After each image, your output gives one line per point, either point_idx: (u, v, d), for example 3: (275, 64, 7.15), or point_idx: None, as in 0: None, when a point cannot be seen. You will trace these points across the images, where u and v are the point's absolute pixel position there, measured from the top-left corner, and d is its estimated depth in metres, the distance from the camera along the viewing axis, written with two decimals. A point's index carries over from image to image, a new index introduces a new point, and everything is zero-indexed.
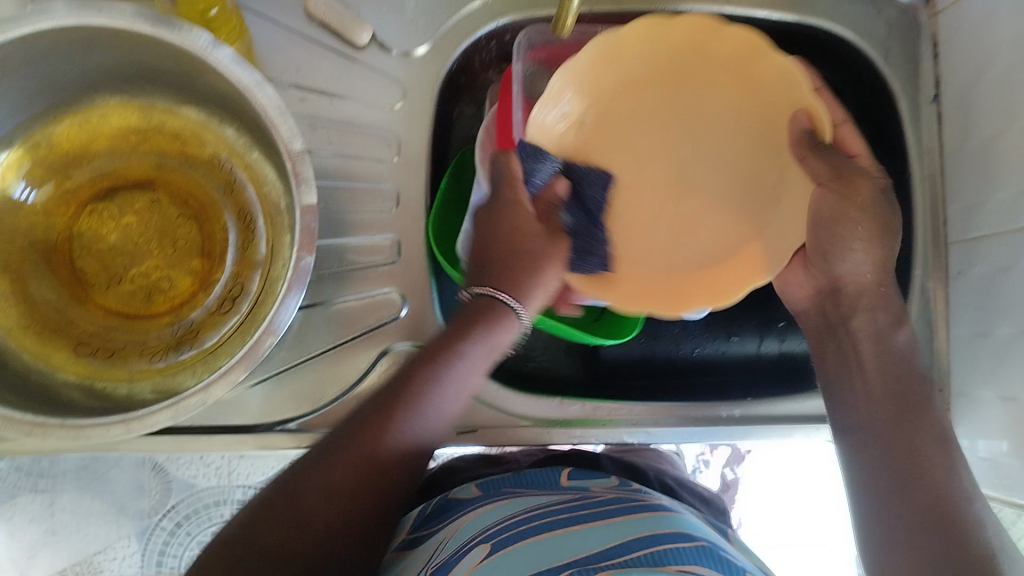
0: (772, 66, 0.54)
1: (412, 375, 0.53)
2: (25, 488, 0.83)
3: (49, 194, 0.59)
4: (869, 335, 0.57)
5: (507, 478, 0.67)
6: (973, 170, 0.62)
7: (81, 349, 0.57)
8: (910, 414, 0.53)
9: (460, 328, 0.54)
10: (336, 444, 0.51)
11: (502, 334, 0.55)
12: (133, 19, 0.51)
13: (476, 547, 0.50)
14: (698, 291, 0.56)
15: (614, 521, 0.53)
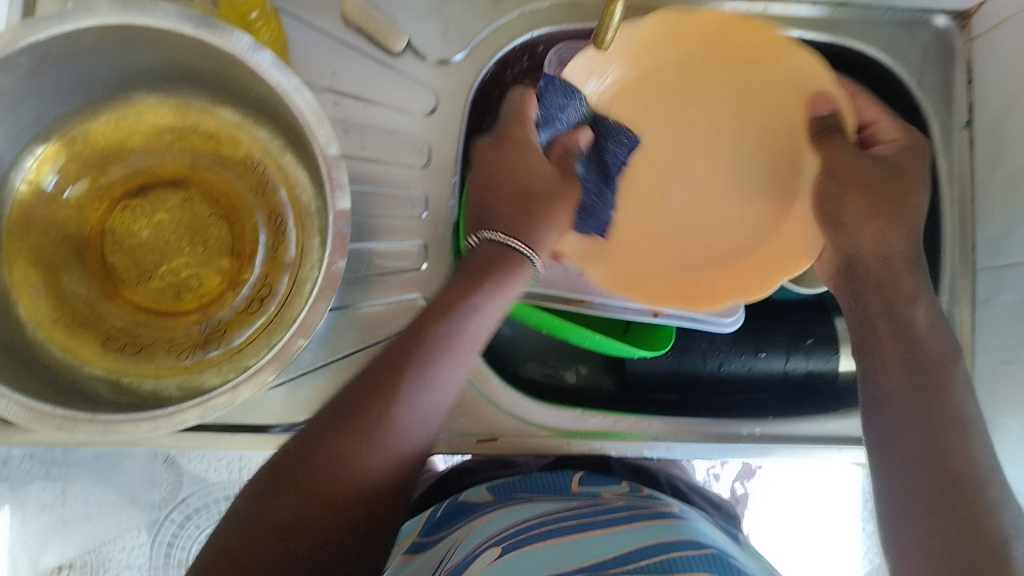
0: (795, 61, 0.61)
1: (421, 330, 0.52)
2: (37, 476, 0.86)
3: (84, 189, 0.60)
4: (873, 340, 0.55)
5: (519, 481, 0.66)
6: (1003, 198, 0.64)
7: (110, 343, 0.58)
8: (926, 394, 0.50)
9: (465, 272, 0.55)
10: (352, 387, 0.50)
11: (511, 277, 0.55)
12: (175, 18, 0.51)
13: (487, 549, 0.52)
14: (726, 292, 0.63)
15: (624, 529, 0.53)
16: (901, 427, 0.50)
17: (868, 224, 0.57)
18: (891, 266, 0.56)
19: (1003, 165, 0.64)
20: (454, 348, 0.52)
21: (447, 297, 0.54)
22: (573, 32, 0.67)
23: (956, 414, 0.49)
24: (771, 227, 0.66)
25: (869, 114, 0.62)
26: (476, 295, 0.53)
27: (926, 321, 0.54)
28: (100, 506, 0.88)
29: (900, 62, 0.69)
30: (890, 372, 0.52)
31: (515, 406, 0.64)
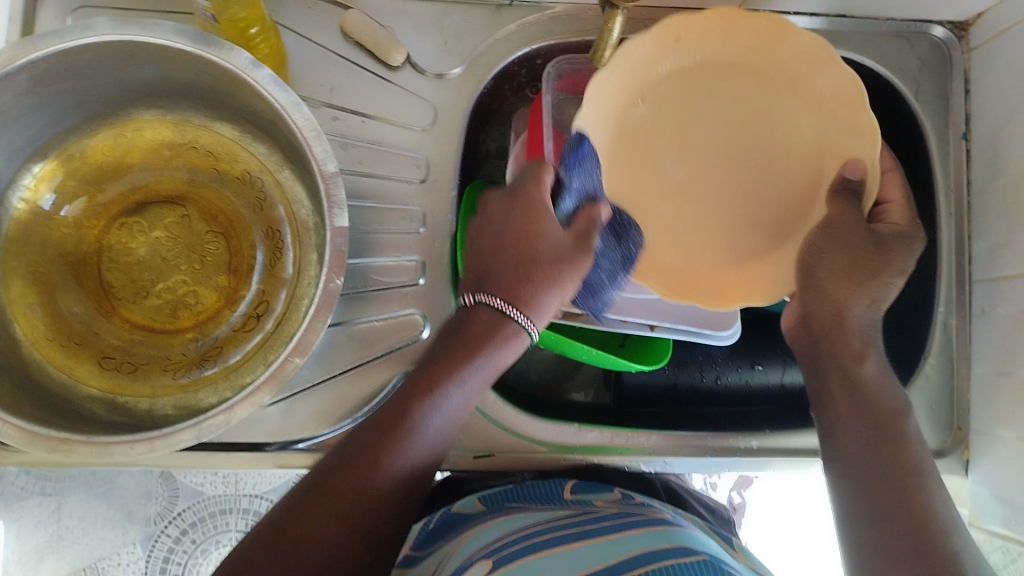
0: (835, 78, 0.53)
1: (409, 400, 0.51)
2: (32, 491, 0.86)
3: (81, 208, 0.59)
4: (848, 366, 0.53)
5: (510, 490, 0.64)
6: (1001, 210, 0.64)
7: (106, 362, 0.57)
8: (883, 440, 0.50)
9: (456, 338, 0.53)
10: (337, 457, 0.49)
11: (502, 344, 0.54)
12: (175, 36, 0.51)
13: (480, 560, 0.51)
14: (710, 292, 0.56)
15: (618, 537, 0.53)
16: (860, 475, 0.49)
17: (835, 284, 0.53)
18: (841, 325, 0.54)
19: (1002, 177, 0.64)
20: (438, 416, 0.51)
21: (431, 367, 0.53)
22: (571, 46, 0.66)
23: (913, 464, 0.49)
24: (766, 240, 0.58)
25: (888, 192, 0.57)
26: (463, 365, 0.52)
27: (873, 372, 0.54)
28: (97, 521, 0.87)
29: (898, 74, 0.69)
30: (849, 413, 0.52)
31: (512, 420, 0.64)
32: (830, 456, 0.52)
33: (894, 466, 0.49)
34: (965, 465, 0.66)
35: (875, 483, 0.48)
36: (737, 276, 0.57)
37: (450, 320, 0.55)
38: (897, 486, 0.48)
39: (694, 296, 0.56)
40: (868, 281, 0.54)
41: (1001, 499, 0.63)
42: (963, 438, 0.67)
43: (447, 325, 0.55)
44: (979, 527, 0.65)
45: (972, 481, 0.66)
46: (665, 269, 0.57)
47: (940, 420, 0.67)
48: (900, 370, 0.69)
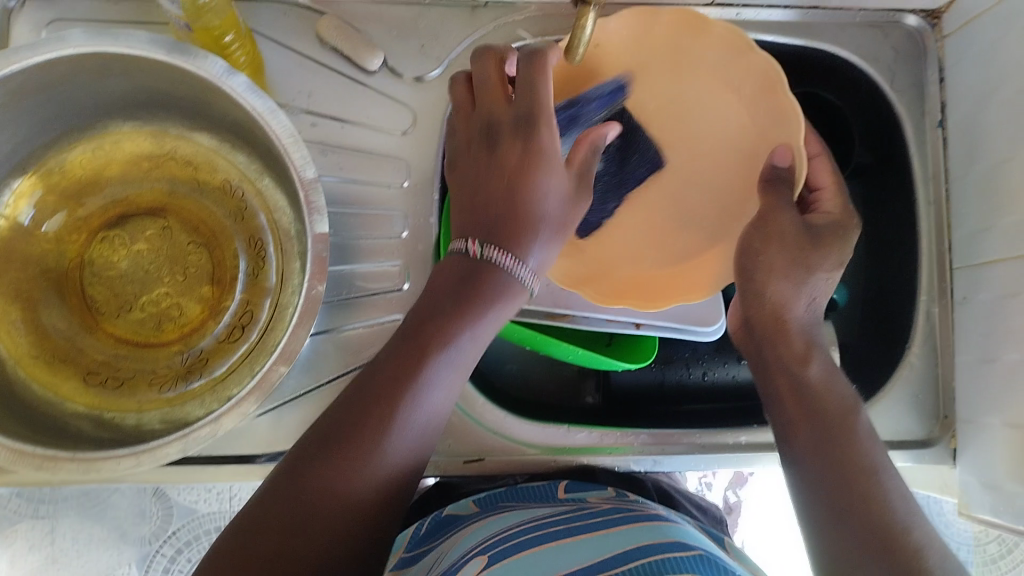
0: (756, 63, 0.55)
1: (405, 360, 0.48)
2: (25, 514, 0.85)
3: (61, 223, 0.59)
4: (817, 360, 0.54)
5: (505, 491, 0.63)
6: (979, 196, 0.64)
7: (91, 378, 0.57)
8: (838, 438, 0.51)
9: (456, 292, 0.49)
10: (336, 419, 0.46)
11: (505, 302, 0.50)
12: (148, 46, 0.51)
13: (475, 556, 0.51)
14: (637, 293, 0.58)
15: (613, 531, 0.53)
16: (819, 477, 0.49)
17: (773, 285, 0.55)
18: (784, 327, 0.56)
19: (979, 163, 0.64)
20: (441, 375, 0.48)
21: (434, 321, 0.49)
22: (548, 46, 0.67)
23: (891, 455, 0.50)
24: (705, 238, 0.59)
25: (818, 179, 0.60)
26: (466, 326, 0.49)
27: (820, 373, 0.55)
28: (91, 542, 0.86)
29: (874, 64, 0.70)
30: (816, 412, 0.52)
31: (501, 424, 0.64)
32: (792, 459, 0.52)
33: (855, 464, 0.49)
34: (953, 453, 0.67)
35: (835, 485, 0.49)
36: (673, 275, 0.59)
37: (447, 267, 0.51)
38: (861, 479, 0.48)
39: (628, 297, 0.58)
40: (807, 278, 0.56)
41: (988, 486, 0.63)
42: (950, 426, 0.67)
43: (445, 273, 0.50)
44: (969, 514, 0.65)
45: (960, 469, 0.66)
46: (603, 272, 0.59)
47: (926, 410, 0.67)
48: (885, 361, 0.70)
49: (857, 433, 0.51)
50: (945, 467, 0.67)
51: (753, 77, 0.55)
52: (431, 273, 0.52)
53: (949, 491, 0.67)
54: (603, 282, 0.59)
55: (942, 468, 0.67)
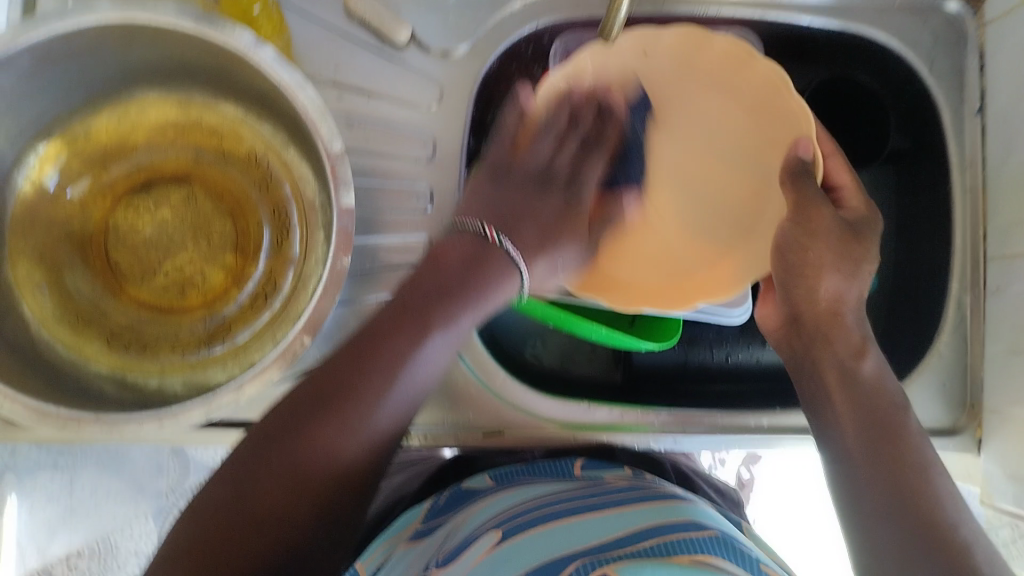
0: (762, 69, 0.57)
1: (397, 324, 0.48)
2: (46, 465, 0.84)
3: (86, 188, 0.60)
4: (846, 364, 0.55)
5: (521, 468, 0.63)
6: (1016, 187, 0.63)
7: (114, 341, 0.57)
8: (884, 437, 0.51)
9: (450, 268, 0.50)
10: (329, 377, 0.46)
11: (502, 285, 0.51)
12: (177, 16, 0.51)
13: (488, 531, 0.51)
14: (665, 295, 0.58)
15: (627, 508, 0.53)
16: (865, 476, 0.50)
17: (825, 280, 0.56)
18: (840, 321, 0.56)
19: (1016, 153, 0.63)
20: (438, 345, 0.48)
21: (435, 293, 0.49)
22: (578, 23, 0.66)
23: (918, 456, 0.50)
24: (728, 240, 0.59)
25: (836, 176, 0.59)
26: (466, 303, 0.49)
27: (873, 368, 0.55)
28: (110, 495, 0.88)
29: (912, 49, 0.68)
30: (850, 409, 0.53)
31: (522, 399, 0.63)
32: (832, 459, 0.53)
33: (896, 465, 0.49)
34: (978, 442, 0.65)
35: (879, 483, 0.49)
36: (706, 276, 0.58)
37: (453, 244, 0.51)
38: (905, 483, 0.49)
39: (659, 301, 0.57)
40: (857, 272, 0.56)
41: (1013, 478, 0.62)
42: (976, 415, 0.66)
43: (451, 251, 0.51)
44: (992, 505, 0.65)
45: (985, 458, 0.65)
46: (630, 286, 0.59)
47: (953, 398, 0.66)
48: (913, 349, 0.68)
49: (905, 428, 0.52)
50: (969, 456, 0.66)
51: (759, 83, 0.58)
52: (431, 246, 0.52)
53: (972, 480, 0.67)
54: (620, 294, 0.58)
55: (965, 457, 0.66)
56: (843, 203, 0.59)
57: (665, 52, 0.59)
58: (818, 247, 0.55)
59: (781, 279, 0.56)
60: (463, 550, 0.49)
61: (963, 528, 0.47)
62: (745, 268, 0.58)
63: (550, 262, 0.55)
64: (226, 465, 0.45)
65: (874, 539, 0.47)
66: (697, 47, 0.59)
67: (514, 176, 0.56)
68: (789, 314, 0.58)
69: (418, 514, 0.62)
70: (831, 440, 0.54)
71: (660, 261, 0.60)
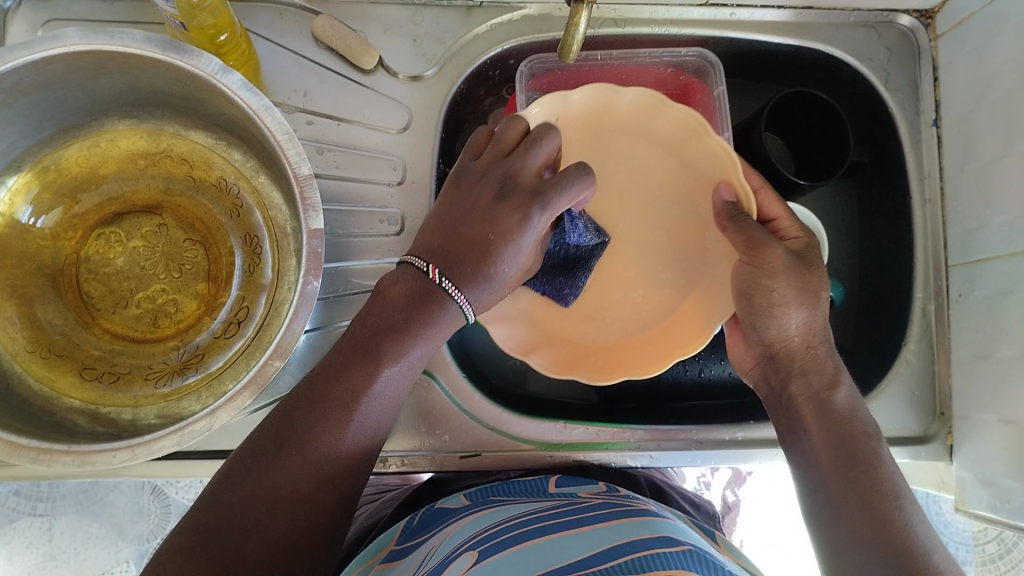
0: (674, 116, 0.60)
1: (352, 368, 0.48)
2: (24, 512, 0.86)
3: (57, 219, 0.60)
4: (819, 396, 0.54)
5: (495, 485, 0.64)
6: (973, 193, 0.65)
7: (87, 373, 0.57)
8: (857, 467, 0.50)
9: (405, 312, 0.49)
10: (289, 420, 0.47)
11: (448, 324, 0.50)
12: (145, 44, 0.51)
13: (465, 552, 0.51)
14: (634, 357, 0.60)
15: (601, 526, 0.53)
16: (845, 504, 0.49)
17: (793, 315, 0.55)
18: (814, 354, 0.55)
19: (972, 161, 0.65)
20: (388, 382, 0.49)
21: (386, 330, 0.49)
22: (544, 45, 0.67)
23: (889, 488, 0.49)
24: (682, 282, 0.62)
25: (769, 210, 0.60)
26: (412, 340, 0.49)
27: (847, 398, 0.54)
28: (89, 541, 0.87)
29: (867, 63, 0.70)
30: (823, 439, 0.52)
31: (497, 420, 0.64)
32: (808, 489, 0.51)
33: (866, 475, 0.49)
34: (949, 449, 0.66)
35: (857, 508, 0.48)
36: (669, 325, 0.61)
37: (399, 280, 0.50)
38: (879, 503, 0.48)
39: (629, 366, 0.59)
40: (818, 302, 0.56)
41: (984, 482, 0.63)
42: (946, 422, 0.67)
43: (397, 289, 0.50)
44: (967, 511, 0.65)
45: (957, 465, 0.66)
46: (599, 353, 0.61)
47: (922, 406, 0.67)
48: (881, 360, 0.70)
49: (878, 457, 0.50)
50: (941, 464, 0.67)
51: (678, 128, 0.60)
52: (379, 280, 0.52)
53: (945, 487, 0.67)
54: (592, 362, 0.60)
55: (938, 465, 0.67)
56: (782, 234, 0.60)
57: (578, 118, 0.62)
58: (783, 284, 0.54)
59: (750, 319, 0.57)
60: (443, 569, 0.49)
61: (938, 558, 0.46)
62: (710, 310, 0.60)
63: (487, 276, 0.51)
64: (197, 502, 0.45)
65: (845, 559, 0.47)
66: (610, 107, 0.61)
67: (478, 184, 0.52)
68: (763, 352, 0.58)
69: (393, 535, 0.62)
70: (805, 469, 0.52)
71: (617, 319, 0.62)
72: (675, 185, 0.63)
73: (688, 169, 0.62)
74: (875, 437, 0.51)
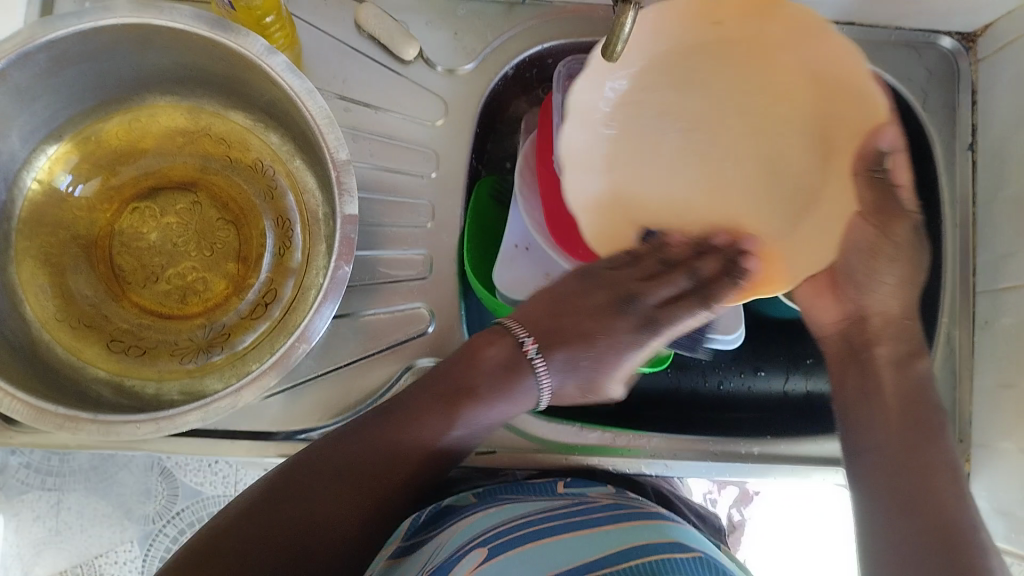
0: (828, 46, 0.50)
1: (420, 407, 0.54)
2: (33, 485, 0.86)
3: (95, 189, 0.60)
4: (900, 360, 0.56)
5: (505, 485, 0.63)
6: (1007, 219, 0.64)
7: (114, 345, 0.58)
8: (914, 441, 0.53)
9: (476, 378, 0.54)
10: (350, 432, 0.53)
11: (520, 390, 0.56)
12: (192, 21, 0.51)
13: (472, 550, 0.50)
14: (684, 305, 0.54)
15: (611, 527, 0.52)
16: (891, 487, 0.51)
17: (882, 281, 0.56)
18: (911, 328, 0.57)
19: (1008, 188, 0.64)
20: (454, 438, 0.55)
21: (463, 387, 0.54)
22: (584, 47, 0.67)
23: (940, 463, 0.52)
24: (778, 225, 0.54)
25: (900, 175, 0.52)
26: (474, 404, 0.54)
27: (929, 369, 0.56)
28: (95, 517, 0.86)
29: (906, 84, 0.70)
30: (899, 402, 0.54)
31: (516, 418, 0.64)
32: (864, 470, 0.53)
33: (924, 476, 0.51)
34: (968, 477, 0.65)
35: (904, 487, 0.51)
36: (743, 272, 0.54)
37: (495, 342, 0.56)
38: (930, 492, 0.50)
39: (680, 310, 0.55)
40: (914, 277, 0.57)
41: (1002, 511, 0.62)
42: (966, 450, 0.66)
43: (491, 351, 0.56)
44: None
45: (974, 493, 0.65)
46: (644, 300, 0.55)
47: None
48: None
49: (941, 432, 0.53)
50: None
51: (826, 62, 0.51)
52: (474, 337, 0.57)
53: None
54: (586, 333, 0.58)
55: None
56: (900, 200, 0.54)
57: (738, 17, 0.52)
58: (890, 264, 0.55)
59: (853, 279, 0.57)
60: (452, 565, 0.49)
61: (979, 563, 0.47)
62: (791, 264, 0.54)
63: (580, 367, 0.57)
64: (240, 497, 0.51)
65: (890, 540, 0.49)
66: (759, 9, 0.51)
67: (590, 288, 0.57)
68: (853, 311, 0.57)
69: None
70: (870, 449, 0.54)
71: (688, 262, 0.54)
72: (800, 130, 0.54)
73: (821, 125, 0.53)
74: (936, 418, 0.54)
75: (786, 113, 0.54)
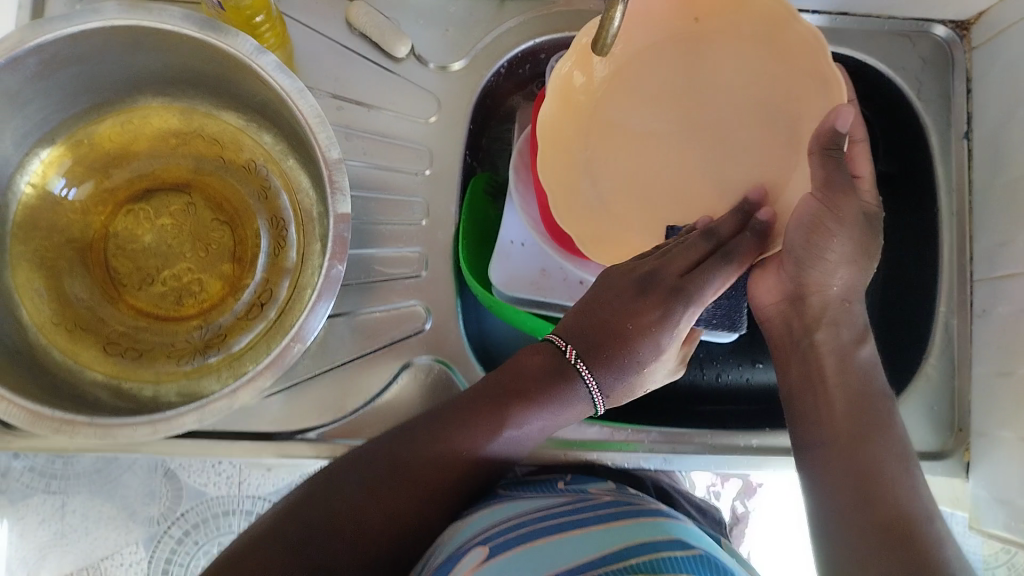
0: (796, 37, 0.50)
1: (465, 420, 0.54)
2: (37, 488, 0.83)
3: (88, 193, 0.60)
4: (842, 347, 0.55)
5: (507, 482, 0.63)
6: (1002, 208, 0.64)
7: (110, 348, 0.58)
8: (861, 437, 0.52)
9: (517, 387, 0.54)
10: (401, 439, 0.54)
11: (566, 397, 0.54)
12: (182, 22, 0.51)
13: (473, 548, 0.51)
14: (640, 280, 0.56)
15: (611, 525, 0.52)
16: (839, 484, 0.51)
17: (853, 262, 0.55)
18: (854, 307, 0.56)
19: (1002, 176, 0.64)
20: (507, 443, 0.54)
21: (510, 396, 0.54)
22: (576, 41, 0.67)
23: (889, 457, 0.51)
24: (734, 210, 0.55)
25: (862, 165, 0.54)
26: (521, 411, 0.54)
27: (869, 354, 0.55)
28: (99, 520, 0.84)
29: (900, 73, 0.69)
30: (843, 396, 0.54)
31: None
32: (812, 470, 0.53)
33: (870, 470, 0.50)
34: (966, 466, 0.66)
35: (851, 484, 0.50)
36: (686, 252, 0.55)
37: (539, 352, 0.55)
38: (875, 484, 0.50)
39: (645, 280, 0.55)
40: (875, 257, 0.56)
41: (1000, 500, 0.63)
42: (963, 439, 0.66)
43: (536, 360, 0.55)
44: (980, 529, 0.64)
45: (972, 483, 0.65)
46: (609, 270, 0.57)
47: (941, 422, 0.67)
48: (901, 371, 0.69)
49: (888, 422, 0.53)
50: (957, 480, 0.66)
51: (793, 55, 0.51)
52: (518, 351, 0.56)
53: (959, 504, 0.67)
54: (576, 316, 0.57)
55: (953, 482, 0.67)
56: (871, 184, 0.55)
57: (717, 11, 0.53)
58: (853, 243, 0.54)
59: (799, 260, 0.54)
60: (452, 565, 0.49)
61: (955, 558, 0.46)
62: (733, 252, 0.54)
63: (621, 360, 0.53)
64: (286, 495, 0.53)
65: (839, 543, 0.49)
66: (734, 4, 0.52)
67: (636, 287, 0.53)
68: (791, 290, 0.55)
69: None
70: (812, 450, 0.54)
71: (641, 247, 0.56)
72: (753, 128, 0.54)
73: (777, 124, 0.53)
74: (890, 409, 0.54)
75: (761, 107, 0.54)
